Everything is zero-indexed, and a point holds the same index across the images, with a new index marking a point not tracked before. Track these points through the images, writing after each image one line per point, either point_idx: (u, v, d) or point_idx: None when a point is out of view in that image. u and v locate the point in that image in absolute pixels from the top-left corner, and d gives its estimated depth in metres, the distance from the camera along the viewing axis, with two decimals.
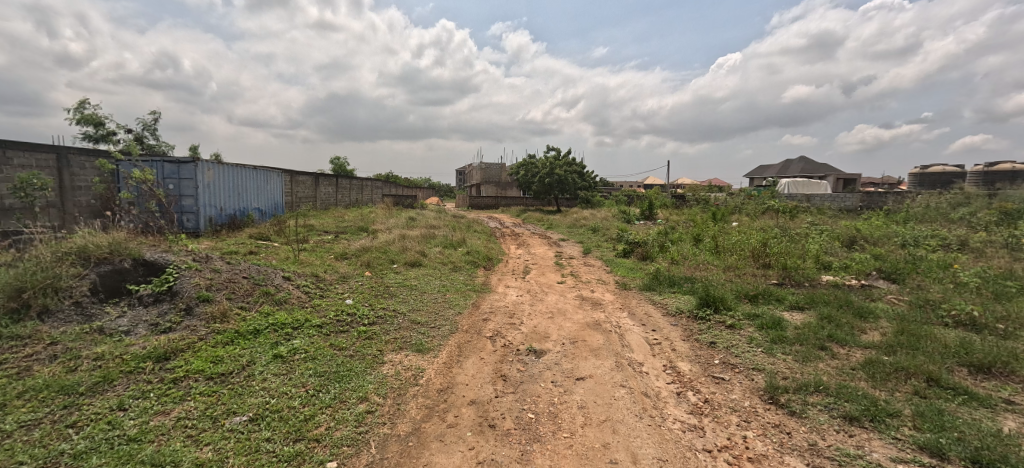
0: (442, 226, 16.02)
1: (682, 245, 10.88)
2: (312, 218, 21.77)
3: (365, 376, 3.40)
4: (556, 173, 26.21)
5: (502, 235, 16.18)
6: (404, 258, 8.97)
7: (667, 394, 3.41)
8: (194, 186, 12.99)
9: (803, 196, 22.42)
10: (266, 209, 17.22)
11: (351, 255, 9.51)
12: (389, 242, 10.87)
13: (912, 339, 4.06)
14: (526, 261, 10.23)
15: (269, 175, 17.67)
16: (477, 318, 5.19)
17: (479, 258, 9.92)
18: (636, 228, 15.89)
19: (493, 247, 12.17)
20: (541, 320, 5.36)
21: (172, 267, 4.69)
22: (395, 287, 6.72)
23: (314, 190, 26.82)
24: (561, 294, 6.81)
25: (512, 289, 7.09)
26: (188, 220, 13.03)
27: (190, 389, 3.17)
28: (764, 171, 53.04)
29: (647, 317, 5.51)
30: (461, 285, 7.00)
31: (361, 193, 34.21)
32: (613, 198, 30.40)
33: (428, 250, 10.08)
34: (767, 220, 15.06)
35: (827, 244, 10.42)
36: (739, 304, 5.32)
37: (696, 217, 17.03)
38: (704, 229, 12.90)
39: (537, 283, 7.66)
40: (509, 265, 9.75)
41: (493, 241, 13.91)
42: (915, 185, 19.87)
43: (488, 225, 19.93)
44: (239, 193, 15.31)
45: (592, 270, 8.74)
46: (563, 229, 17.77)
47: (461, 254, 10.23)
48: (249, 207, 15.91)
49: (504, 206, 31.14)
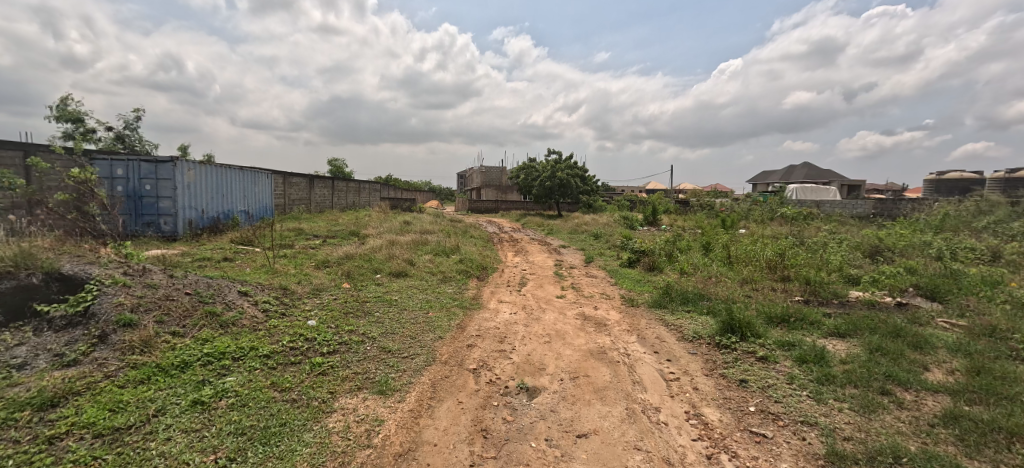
0: (437, 232, 15.27)
1: (692, 254, 10.12)
2: (304, 221, 21.05)
3: (302, 434, 2.63)
4: (558, 176, 25.49)
5: (500, 241, 15.44)
6: (389, 267, 8.21)
7: (694, 461, 2.64)
8: (172, 187, 12.23)
9: (813, 203, 21.69)
10: (253, 212, 16.45)
11: (333, 263, 8.75)
12: (377, 248, 10.13)
13: (996, 381, 3.27)
14: (523, 271, 9.46)
15: (258, 175, 16.93)
16: (461, 344, 4.39)
17: (473, 266, 9.18)
18: (641, 235, 15.10)
19: (489, 255, 11.42)
20: (536, 347, 4.57)
21: (93, 282, 3.92)
22: (373, 303, 5.92)
23: (309, 193, 26.10)
24: (561, 312, 6.01)
25: (506, 306, 6.30)
26: (165, 223, 12.25)
27: (65, 454, 2.42)
28: (768, 177, 52.23)
29: (659, 343, 4.72)
30: (448, 300, 6.21)
31: (358, 196, 33.51)
32: (615, 202, 29.66)
33: (418, 258, 9.33)
34: (779, 228, 14.33)
35: (849, 255, 9.66)
36: (767, 329, 4.54)
37: (704, 223, 16.27)
38: (714, 237, 12.15)
39: (534, 297, 6.87)
40: (505, 274, 8.98)
41: (490, 247, 13.18)
42: (931, 191, 19.11)
43: (487, 230, 19.19)
44: (224, 195, 14.53)
45: (595, 283, 7.94)
46: (564, 235, 17.01)
47: (454, 263, 9.47)
48: (234, 209, 15.13)
49: (504, 210, 30.43)
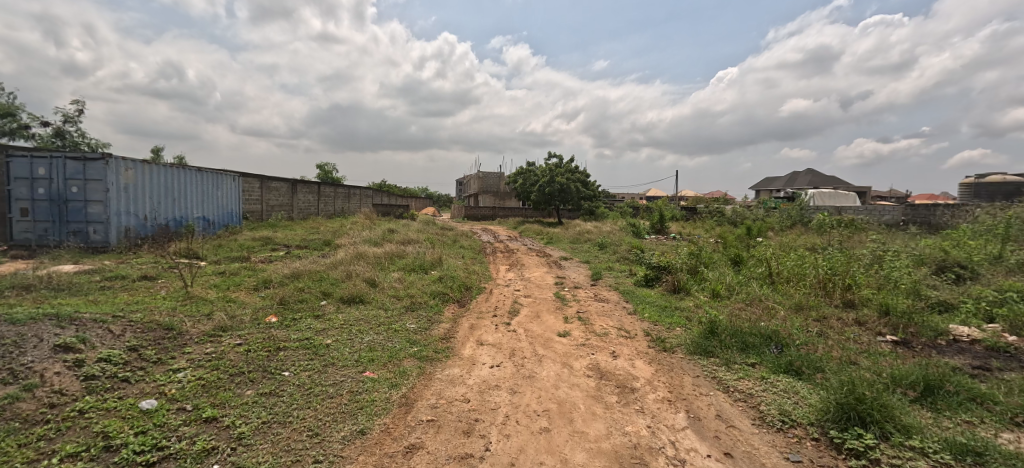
0: (421, 242, 13.49)
1: (722, 271, 8.32)
2: (280, 228, 19.23)
3: None
4: (557, 181, 23.69)
5: (493, 252, 13.65)
6: (343, 290, 6.34)
7: None
8: (103, 190, 10.37)
9: (835, 209, 19.96)
10: (214, 219, 14.57)
11: (275, 284, 6.93)
12: (339, 263, 8.31)
13: None
14: (516, 293, 7.61)
15: (221, 178, 15.08)
16: (396, 448, 2.55)
17: (453, 287, 7.35)
18: (653, 245, 13.36)
19: (477, 270, 9.61)
20: (526, 445, 2.72)
21: None
22: (293, 350, 4.07)
23: (291, 198, 24.26)
24: (565, 365, 4.15)
25: (485, 352, 4.45)
26: (95, 232, 10.39)
27: None
28: (774, 183, 50.63)
29: (726, 433, 2.90)
30: (404, 344, 4.36)
31: (347, 201, 31.80)
32: (618, 209, 27.92)
33: (385, 276, 7.49)
34: (811, 237, 12.58)
35: (917, 272, 7.89)
36: (916, 417, 2.73)
37: (723, 231, 14.51)
38: (741, 248, 10.38)
39: (526, 335, 5.02)
40: (493, 298, 7.16)
41: (480, 260, 11.36)
42: (968, 196, 17.41)
43: (480, 239, 17.42)
44: (174, 199, 12.67)
45: (608, 311, 6.10)
46: (566, 245, 15.28)
47: (430, 282, 7.65)
48: (189, 215, 13.28)
49: (501, 217, 28.71)
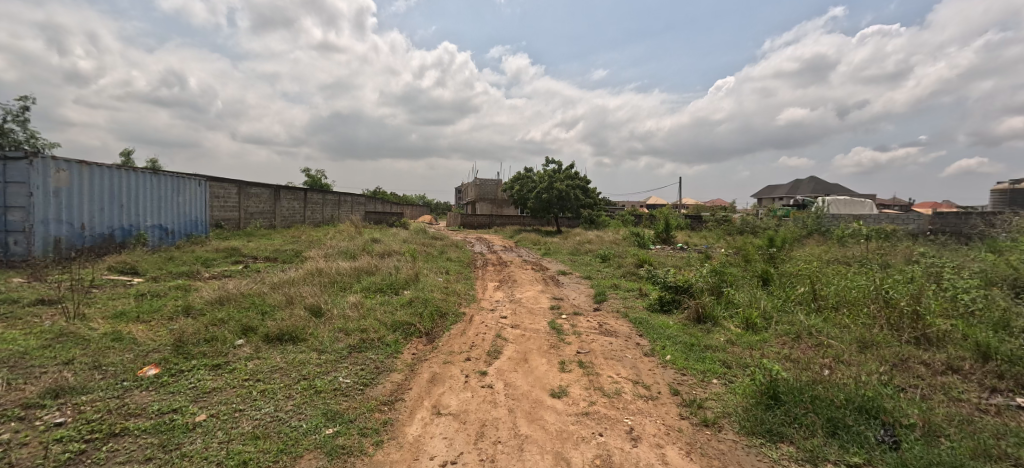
0: (402, 254, 12.07)
1: (753, 294, 6.89)
2: (256, 238, 17.79)
3: None
4: (556, 187, 22.31)
5: (483, 266, 12.24)
6: (274, 322, 4.88)
7: None
8: (25, 194, 8.95)
9: (853, 217, 18.57)
10: (173, 228, 13.10)
11: (194, 313, 5.47)
12: (290, 281, 6.83)
13: None
14: (501, 321, 6.15)
15: (182, 182, 13.66)
16: None
17: (423, 316, 5.89)
18: (662, 259, 11.97)
19: (460, 289, 8.15)
20: None
21: None
22: (134, 438, 2.65)
23: (273, 205, 22.83)
24: (561, 459, 2.72)
25: (441, 431, 3.00)
26: (15, 243, 8.92)
27: None
28: (776, 191, 49.52)
29: None
30: (317, 421, 2.89)
31: (336, 209, 30.40)
32: (618, 217, 26.58)
33: (339, 300, 6.04)
34: (840, 249, 11.21)
35: (993, 294, 6.47)
36: None
37: (740, 242, 13.12)
38: (768, 264, 8.97)
39: (507, 397, 3.57)
40: (472, 329, 5.70)
41: (466, 276, 9.93)
42: (999, 204, 16.09)
43: (471, 250, 16.04)
44: (121, 206, 11.24)
45: (617, 353, 4.66)
46: (564, 257, 13.88)
47: (397, 308, 6.21)
48: (140, 224, 11.83)
49: (498, 225, 27.34)
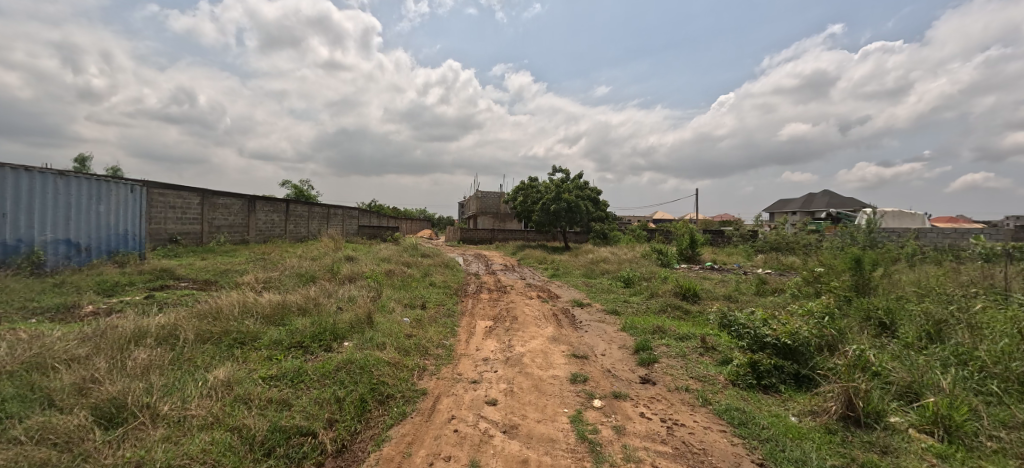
0: (372, 277, 9.37)
1: (906, 357, 4.17)
2: (213, 255, 15.15)
3: None
4: (565, 198, 19.72)
5: (475, 293, 9.56)
6: None
7: None
8: None
9: (912, 231, 15.86)
10: (90, 242, 10.43)
11: None
12: (143, 335, 4.10)
13: None
14: (487, 412, 3.44)
15: (109, 187, 11.04)
16: None
17: (340, 411, 3.17)
18: (705, 284, 9.26)
19: (431, 336, 5.44)
20: None
21: None
22: None
23: (246, 218, 20.25)
24: None
25: None
26: None
27: None
28: (788, 205, 46.85)
29: None
30: None
31: (323, 222, 27.88)
32: (632, 232, 23.92)
33: (193, 376, 3.33)
34: (943, 273, 8.46)
35: None
36: None
37: (798, 263, 10.39)
38: (876, 298, 6.21)
39: None
40: (427, 440, 2.99)
41: (449, 312, 7.24)
42: None
43: (464, 271, 13.39)
44: (5, 215, 8.66)
45: None
46: (577, 280, 11.20)
47: (301, 387, 3.49)
48: (35, 239, 9.17)
49: (498, 240, 24.72)
